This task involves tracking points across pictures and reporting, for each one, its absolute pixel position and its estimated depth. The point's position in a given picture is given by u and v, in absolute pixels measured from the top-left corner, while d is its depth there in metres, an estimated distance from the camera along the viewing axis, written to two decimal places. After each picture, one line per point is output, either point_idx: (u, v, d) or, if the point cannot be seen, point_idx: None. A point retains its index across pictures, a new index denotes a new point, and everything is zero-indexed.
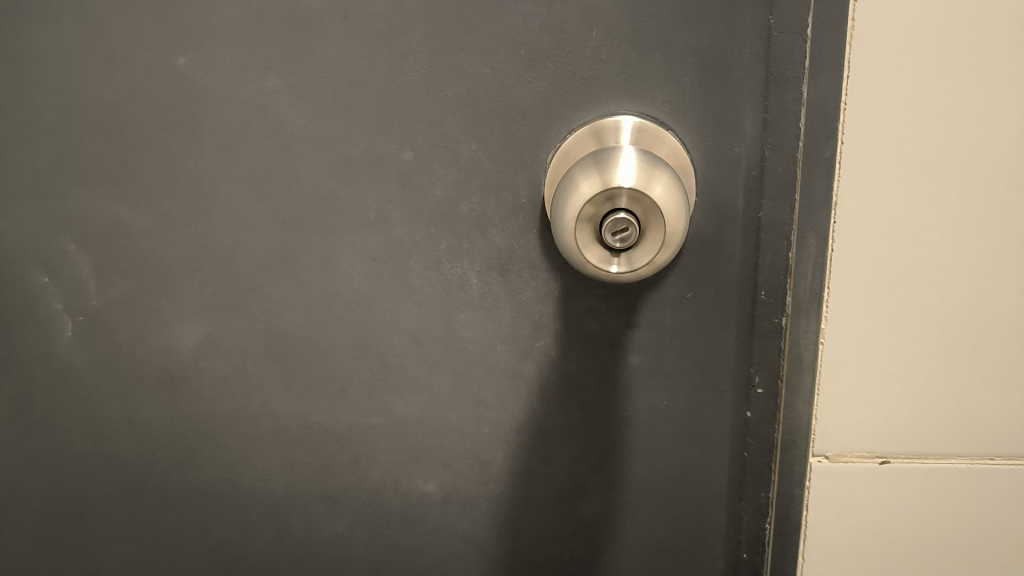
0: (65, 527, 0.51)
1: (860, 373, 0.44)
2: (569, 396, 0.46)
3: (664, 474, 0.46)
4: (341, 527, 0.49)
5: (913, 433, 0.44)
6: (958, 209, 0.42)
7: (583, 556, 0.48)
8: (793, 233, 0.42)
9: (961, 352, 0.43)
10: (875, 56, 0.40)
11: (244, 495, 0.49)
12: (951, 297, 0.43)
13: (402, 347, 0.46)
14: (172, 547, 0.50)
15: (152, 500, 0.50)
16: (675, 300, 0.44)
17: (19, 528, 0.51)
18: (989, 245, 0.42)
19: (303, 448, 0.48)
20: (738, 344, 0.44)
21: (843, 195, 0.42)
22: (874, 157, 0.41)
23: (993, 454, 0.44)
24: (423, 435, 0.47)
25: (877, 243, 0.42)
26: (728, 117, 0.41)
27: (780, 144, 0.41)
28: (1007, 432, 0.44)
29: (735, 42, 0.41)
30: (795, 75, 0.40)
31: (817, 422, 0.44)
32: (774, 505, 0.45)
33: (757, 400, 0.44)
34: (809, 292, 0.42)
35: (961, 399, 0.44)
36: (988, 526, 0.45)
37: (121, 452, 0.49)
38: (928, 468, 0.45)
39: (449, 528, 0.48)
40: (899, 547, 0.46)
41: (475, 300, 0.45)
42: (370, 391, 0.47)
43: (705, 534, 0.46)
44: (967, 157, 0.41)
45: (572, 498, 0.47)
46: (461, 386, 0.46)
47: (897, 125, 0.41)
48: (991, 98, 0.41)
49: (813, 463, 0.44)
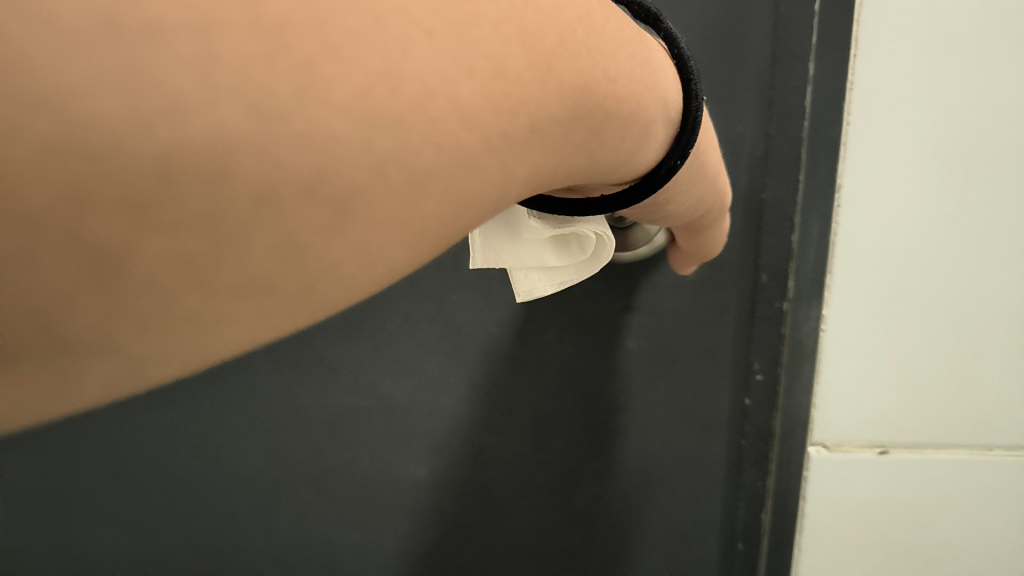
0: (31, 519, 0.49)
1: (857, 363, 0.41)
2: (565, 379, 0.46)
3: (660, 458, 0.46)
4: (331, 515, 0.48)
5: (914, 425, 0.41)
6: (963, 195, 0.39)
7: (576, 546, 0.47)
8: (796, 215, 0.41)
9: (966, 345, 0.41)
10: (883, 35, 0.38)
11: (230, 479, 0.48)
12: (952, 287, 0.40)
13: (394, 329, 0.46)
14: (149, 539, 0.49)
15: (131, 488, 0.48)
16: (676, 282, 0.44)
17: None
18: (991, 231, 0.39)
19: (291, 430, 0.47)
20: (738, 329, 0.44)
21: (848, 177, 0.39)
22: (878, 139, 0.39)
23: (991, 445, 0.41)
24: (414, 417, 0.47)
25: (882, 229, 0.40)
26: (733, 95, 0.42)
27: (784, 123, 0.41)
28: (1007, 420, 0.41)
29: (740, 19, 0.41)
30: (801, 52, 0.40)
31: (817, 410, 0.42)
32: (773, 496, 0.43)
33: (756, 386, 0.44)
34: (810, 276, 0.41)
35: (962, 392, 0.41)
36: (989, 527, 0.42)
37: (102, 431, 0.48)
38: (930, 458, 0.42)
39: (439, 516, 0.47)
40: (895, 544, 0.43)
41: (470, 279, 0.45)
42: (357, 372, 0.46)
43: (702, 525, 0.46)
44: (975, 142, 0.38)
45: (566, 487, 0.46)
46: (453, 367, 0.46)
47: (902, 106, 0.38)
48: (999, 83, 0.38)
49: (812, 452, 0.42)
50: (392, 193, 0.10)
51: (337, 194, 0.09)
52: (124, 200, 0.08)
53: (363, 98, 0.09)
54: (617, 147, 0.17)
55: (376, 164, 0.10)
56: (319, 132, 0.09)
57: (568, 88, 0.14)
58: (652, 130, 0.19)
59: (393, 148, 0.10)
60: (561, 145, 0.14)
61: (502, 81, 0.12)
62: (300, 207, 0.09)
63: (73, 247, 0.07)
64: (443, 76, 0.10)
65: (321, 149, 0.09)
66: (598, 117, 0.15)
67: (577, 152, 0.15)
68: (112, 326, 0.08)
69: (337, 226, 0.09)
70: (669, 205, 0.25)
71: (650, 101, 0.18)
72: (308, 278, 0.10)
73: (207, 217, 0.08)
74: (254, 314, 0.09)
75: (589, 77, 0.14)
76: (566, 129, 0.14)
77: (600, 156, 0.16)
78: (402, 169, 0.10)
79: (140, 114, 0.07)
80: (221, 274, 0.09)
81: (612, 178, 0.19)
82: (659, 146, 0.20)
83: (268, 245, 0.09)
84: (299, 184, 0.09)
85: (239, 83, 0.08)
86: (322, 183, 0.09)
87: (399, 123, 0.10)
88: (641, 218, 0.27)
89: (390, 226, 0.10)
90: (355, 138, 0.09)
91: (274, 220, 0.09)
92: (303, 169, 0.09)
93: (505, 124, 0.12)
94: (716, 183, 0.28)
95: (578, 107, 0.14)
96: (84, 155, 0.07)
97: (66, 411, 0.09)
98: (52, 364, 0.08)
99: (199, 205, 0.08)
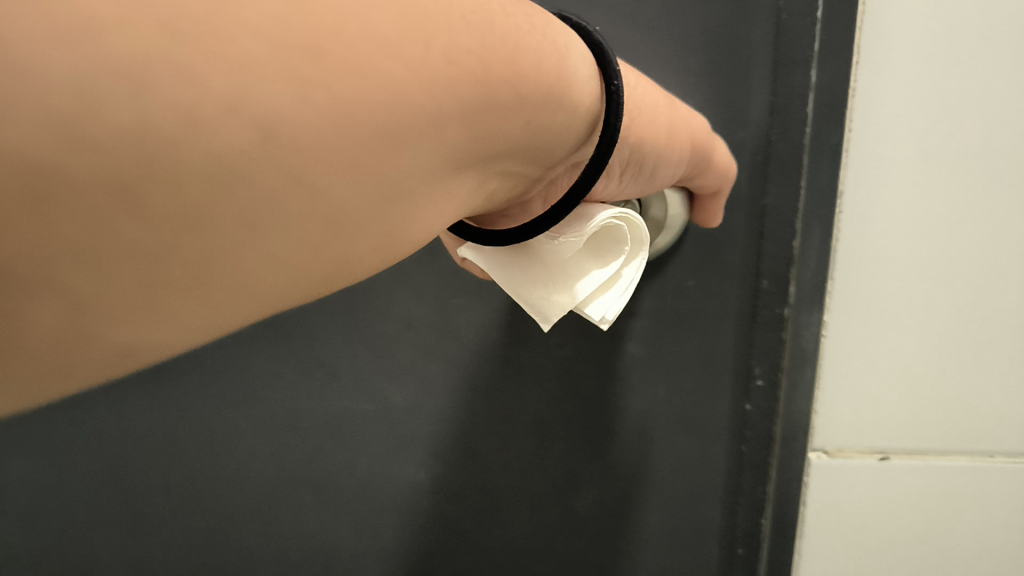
0: (41, 515, 0.50)
1: (859, 368, 0.41)
2: (565, 382, 0.45)
3: (661, 467, 0.45)
4: (329, 517, 0.48)
5: (916, 431, 0.41)
6: (962, 198, 0.38)
7: (576, 551, 0.46)
8: (797, 221, 0.41)
9: (968, 349, 0.40)
10: (885, 41, 0.38)
11: (229, 480, 0.48)
12: (952, 292, 0.39)
13: (393, 333, 0.46)
14: (147, 541, 0.49)
15: (131, 489, 0.49)
16: (677, 287, 0.45)
17: (6, 528, 0.50)
18: (992, 232, 0.38)
19: (291, 432, 0.48)
20: (739, 334, 0.44)
21: (850, 182, 0.39)
22: (879, 144, 0.39)
23: (994, 451, 0.40)
24: (413, 421, 0.47)
25: (881, 231, 0.39)
26: (736, 102, 0.42)
27: (785, 131, 0.41)
28: (1009, 428, 0.40)
29: (741, 27, 0.41)
30: (802, 58, 0.40)
31: (817, 415, 0.41)
32: (772, 500, 0.43)
33: (757, 391, 0.43)
34: (811, 284, 0.40)
35: (962, 398, 0.40)
36: (992, 540, 0.41)
37: (103, 433, 0.49)
38: (929, 465, 0.41)
39: (438, 518, 0.47)
40: (896, 554, 0.42)
41: (470, 284, 0.46)
42: (357, 375, 0.47)
43: (701, 531, 0.46)
44: (971, 145, 0.38)
45: (566, 491, 0.46)
46: (451, 369, 0.46)
47: (903, 111, 0.38)
48: (998, 86, 0.37)
49: (812, 457, 0.41)
50: (314, 111, 0.13)
51: (262, 116, 0.12)
52: (71, 124, 0.10)
53: (283, 27, 0.12)
54: (551, 89, 0.19)
55: (298, 86, 0.12)
56: (240, 55, 0.12)
57: (473, 21, 0.16)
58: (569, 57, 0.20)
59: (312, 71, 0.12)
60: (486, 74, 0.16)
61: (411, 19, 0.14)
62: (223, 123, 0.12)
63: (42, 166, 0.10)
64: (353, 9, 0.13)
65: (240, 75, 0.12)
66: (514, 49, 0.17)
67: (512, 92, 0.17)
68: (67, 239, 0.11)
69: (260, 145, 0.12)
70: (647, 155, 0.26)
71: (550, 32, 0.19)
72: (239, 204, 0.12)
73: (132, 140, 0.11)
74: (188, 234, 0.12)
75: (489, 10, 0.17)
76: (481, 59, 0.16)
77: (533, 89, 0.18)
78: (326, 91, 0.13)
79: (82, 41, 0.10)
80: (155, 202, 0.11)
81: (565, 125, 0.20)
82: (587, 76, 0.21)
83: (195, 164, 0.12)
84: (221, 103, 0.11)
85: (171, 15, 0.11)
86: (244, 105, 0.12)
87: (316, 48, 0.12)
88: (642, 183, 0.28)
89: (315, 147, 0.13)
90: (276, 61, 0.12)
91: (201, 141, 0.11)
92: (225, 92, 0.11)
93: (421, 53, 0.14)
94: (675, 110, 0.29)
95: (488, 35, 0.16)
96: (28, 94, 0.10)
97: (50, 341, 0.12)
98: (27, 277, 0.11)
99: (132, 119, 0.11)
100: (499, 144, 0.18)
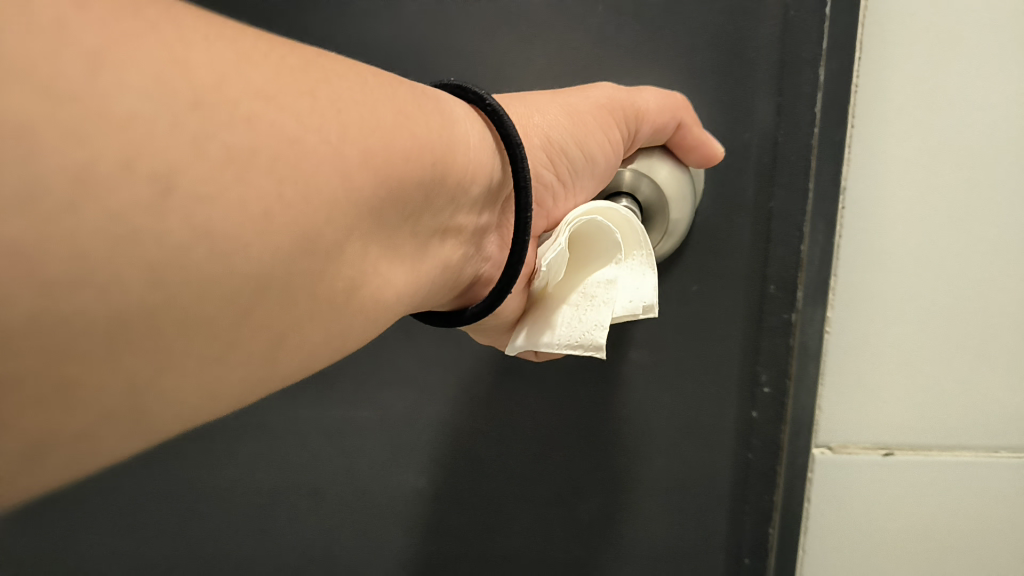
0: (32, 521, 0.49)
1: (865, 362, 0.40)
2: (568, 389, 0.45)
3: (664, 475, 0.45)
4: (329, 523, 0.47)
5: (922, 429, 0.40)
6: (968, 196, 0.38)
7: (579, 559, 0.46)
8: (805, 223, 0.40)
9: (973, 347, 0.39)
10: (887, 41, 0.37)
11: (228, 486, 0.47)
12: (960, 290, 0.39)
13: (393, 342, 0.46)
14: (145, 548, 0.48)
15: (133, 493, 0.49)
16: (681, 291, 0.44)
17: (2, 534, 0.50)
18: (1001, 231, 0.38)
19: (290, 439, 0.47)
20: (745, 341, 0.43)
21: (852, 179, 0.39)
22: (886, 141, 0.38)
23: (996, 445, 0.40)
24: (413, 428, 0.46)
25: (884, 228, 0.39)
26: (741, 103, 0.41)
27: (794, 130, 0.40)
28: (1013, 423, 0.40)
29: (746, 24, 0.40)
30: (812, 57, 0.38)
31: (818, 412, 0.41)
32: (779, 509, 0.42)
33: (764, 398, 0.42)
34: (815, 279, 0.39)
35: (968, 396, 0.40)
36: (998, 536, 0.41)
37: None
38: (934, 460, 0.41)
39: (439, 525, 0.47)
40: (902, 550, 0.42)
41: None
42: (358, 383, 0.46)
43: (708, 540, 0.44)
44: (977, 143, 0.37)
45: (569, 498, 0.45)
46: (450, 376, 0.45)
47: (907, 109, 0.38)
48: (1003, 85, 0.37)
49: (813, 453, 0.41)
50: (214, 162, 0.15)
51: (156, 171, 0.14)
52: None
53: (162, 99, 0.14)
54: (441, 129, 0.24)
55: (193, 144, 0.15)
56: (124, 110, 0.14)
57: (356, 82, 0.21)
58: (440, 101, 0.25)
59: (201, 129, 0.15)
60: (381, 115, 0.21)
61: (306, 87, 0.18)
62: (121, 182, 0.14)
63: None
64: (240, 79, 0.16)
65: (135, 137, 0.14)
66: (395, 94, 0.23)
67: (404, 134, 0.22)
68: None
69: (159, 204, 0.14)
70: (567, 142, 0.33)
71: (425, 91, 0.25)
72: (145, 261, 0.14)
73: (24, 192, 0.12)
74: (98, 298, 0.13)
75: (372, 78, 0.22)
76: (373, 103, 0.21)
77: (418, 125, 0.23)
78: (221, 144, 0.15)
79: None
80: (51, 260, 0.13)
81: (466, 149, 0.26)
82: (463, 111, 0.27)
83: (93, 227, 0.13)
84: (112, 163, 0.13)
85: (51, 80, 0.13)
86: (138, 164, 0.14)
87: (198, 103, 0.15)
88: (594, 175, 0.35)
89: (218, 198, 0.15)
90: (166, 121, 0.14)
91: (92, 200, 0.13)
92: (115, 150, 0.14)
93: (314, 102, 0.18)
94: (573, 99, 0.35)
95: (370, 87, 0.21)
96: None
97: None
98: None
99: (21, 177, 0.12)
100: (421, 181, 0.23)
